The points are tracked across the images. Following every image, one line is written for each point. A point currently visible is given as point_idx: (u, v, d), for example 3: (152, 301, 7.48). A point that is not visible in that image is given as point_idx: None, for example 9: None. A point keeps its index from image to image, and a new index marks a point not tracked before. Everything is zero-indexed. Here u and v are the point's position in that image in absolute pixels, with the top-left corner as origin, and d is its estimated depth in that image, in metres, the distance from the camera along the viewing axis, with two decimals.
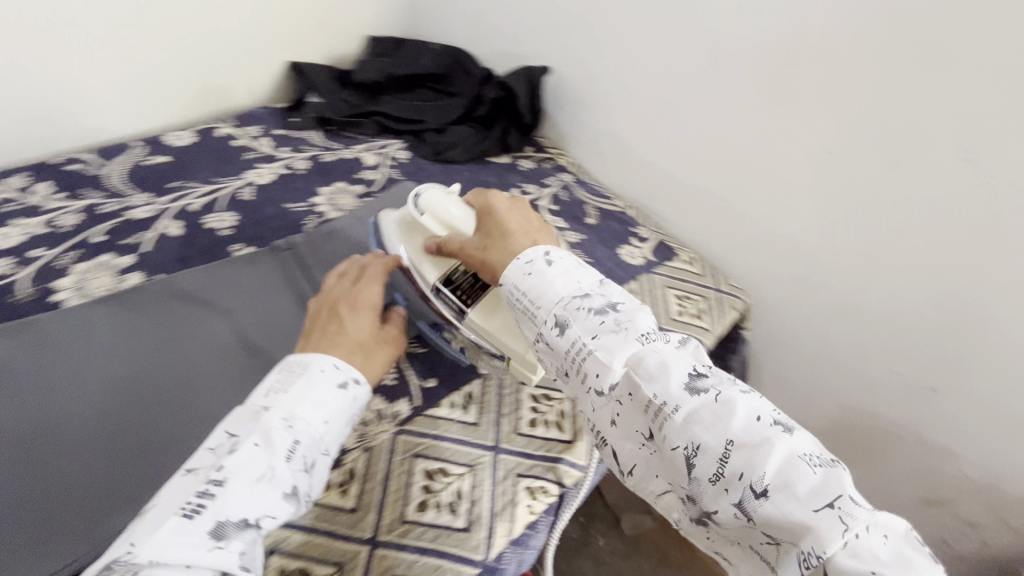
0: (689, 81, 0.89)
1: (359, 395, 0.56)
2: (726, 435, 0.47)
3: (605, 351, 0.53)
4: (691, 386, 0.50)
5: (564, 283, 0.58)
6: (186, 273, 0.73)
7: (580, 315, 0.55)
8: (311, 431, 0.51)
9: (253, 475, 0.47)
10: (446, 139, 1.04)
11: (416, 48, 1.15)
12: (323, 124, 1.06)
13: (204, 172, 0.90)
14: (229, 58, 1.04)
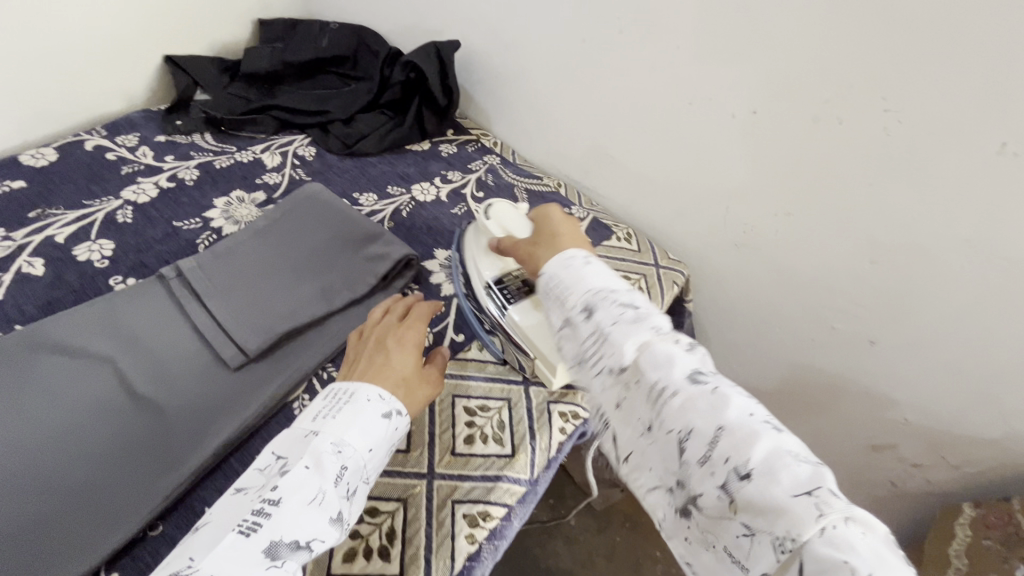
0: (605, 46, 0.83)
1: (399, 426, 0.53)
2: (719, 422, 0.43)
3: (618, 337, 0.49)
4: (692, 374, 0.46)
5: (602, 279, 0.53)
6: (54, 318, 0.62)
7: (607, 306, 0.51)
8: (359, 457, 0.48)
9: (304, 494, 0.43)
10: (356, 129, 0.95)
11: (311, 29, 1.04)
12: (214, 125, 0.94)
13: (71, 195, 0.78)
14: (89, 57, 0.90)
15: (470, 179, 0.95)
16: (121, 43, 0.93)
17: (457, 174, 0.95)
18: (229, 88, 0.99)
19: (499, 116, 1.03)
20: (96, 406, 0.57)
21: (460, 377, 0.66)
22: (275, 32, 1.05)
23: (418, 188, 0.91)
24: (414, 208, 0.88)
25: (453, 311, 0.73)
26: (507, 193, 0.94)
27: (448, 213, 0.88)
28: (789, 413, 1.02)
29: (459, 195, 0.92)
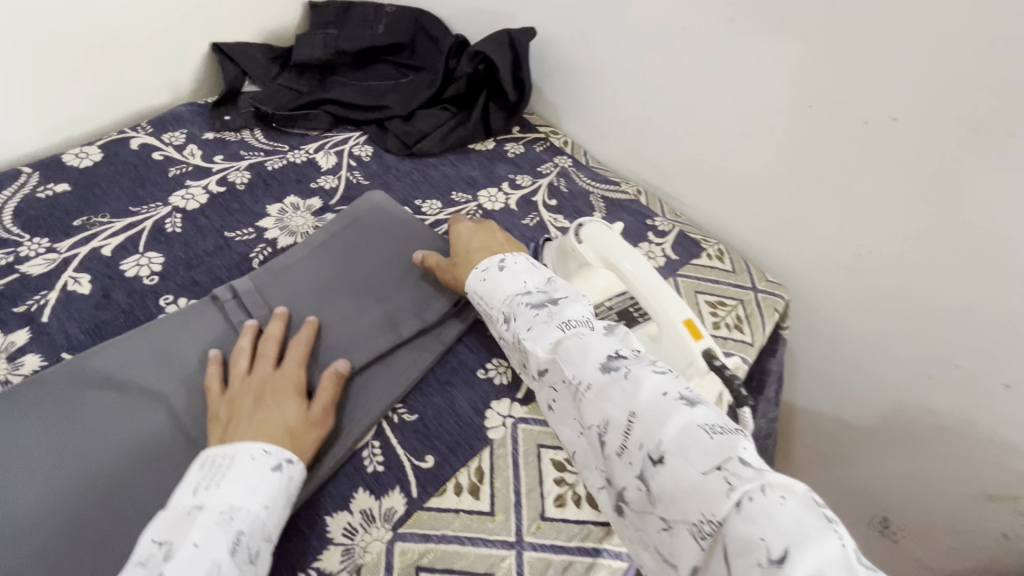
0: (706, 38, 0.72)
1: (297, 474, 0.48)
2: (630, 407, 0.41)
3: (530, 339, 0.50)
4: (603, 364, 0.44)
5: (515, 284, 0.55)
6: (101, 348, 0.56)
7: (521, 311, 0.52)
8: (255, 517, 0.43)
9: (195, 575, 0.39)
10: (417, 127, 0.87)
11: (367, 13, 0.95)
12: (264, 120, 0.87)
13: (117, 200, 0.72)
14: (135, 46, 0.84)
15: (541, 184, 0.86)
16: (167, 29, 0.86)
17: (527, 179, 0.86)
18: (279, 79, 0.91)
19: (571, 112, 0.93)
20: (148, 453, 0.51)
21: (545, 423, 0.58)
22: (327, 15, 0.96)
23: (485, 195, 0.82)
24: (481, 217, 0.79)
25: None
26: (582, 201, 0.84)
27: (519, 224, 0.79)
28: (887, 453, 0.90)
29: (530, 203, 0.83)
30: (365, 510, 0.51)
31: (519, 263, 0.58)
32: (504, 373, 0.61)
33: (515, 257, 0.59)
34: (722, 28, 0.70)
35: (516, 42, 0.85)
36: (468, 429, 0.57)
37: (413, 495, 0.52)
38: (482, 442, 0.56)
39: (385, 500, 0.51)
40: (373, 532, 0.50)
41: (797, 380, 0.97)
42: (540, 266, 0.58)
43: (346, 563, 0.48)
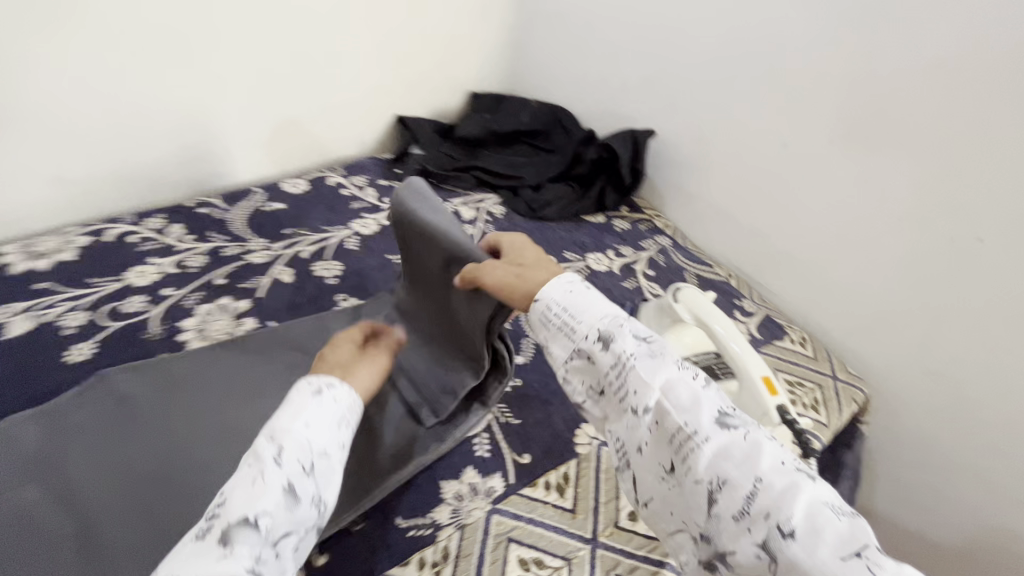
0: (812, 153, 0.85)
1: (341, 399, 0.51)
2: (756, 473, 0.41)
3: (640, 375, 0.47)
4: (722, 421, 0.44)
5: (608, 306, 0.52)
6: (296, 322, 0.75)
7: (622, 336, 0.49)
8: (295, 436, 0.46)
9: (244, 484, 0.43)
10: (544, 196, 1.05)
11: (516, 105, 1.18)
12: (424, 175, 1.09)
13: (316, 220, 0.95)
14: (347, 112, 1.10)
15: (641, 256, 0.99)
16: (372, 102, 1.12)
17: (629, 250, 1.00)
18: (440, 146, 1.14)
19: (674, 200, 1.07)
20: None
21: None
22: (483, 104, 1.22)
23: (592, 257, 0.97)
24: (588, 275, 0.93)
25: None
26: (677, 276, 0.96)
27: (619, 285, 0.92)
28: None
29: (630, 270, 0.96)
30: (472, 482, 0.62)
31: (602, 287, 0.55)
32: None
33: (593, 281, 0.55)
34: (823, 147, 0.83)
35: (638, 140, 1.03)
36: (562, 440, 0.67)
37: (511, 481, 0.62)
38: (571, 453, 0.66)
39: (488, 479, 0.62)
40: (476, 502, 0.60)
41: (874, 487, 0.95)
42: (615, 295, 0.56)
43: (453, 520, 0.58)
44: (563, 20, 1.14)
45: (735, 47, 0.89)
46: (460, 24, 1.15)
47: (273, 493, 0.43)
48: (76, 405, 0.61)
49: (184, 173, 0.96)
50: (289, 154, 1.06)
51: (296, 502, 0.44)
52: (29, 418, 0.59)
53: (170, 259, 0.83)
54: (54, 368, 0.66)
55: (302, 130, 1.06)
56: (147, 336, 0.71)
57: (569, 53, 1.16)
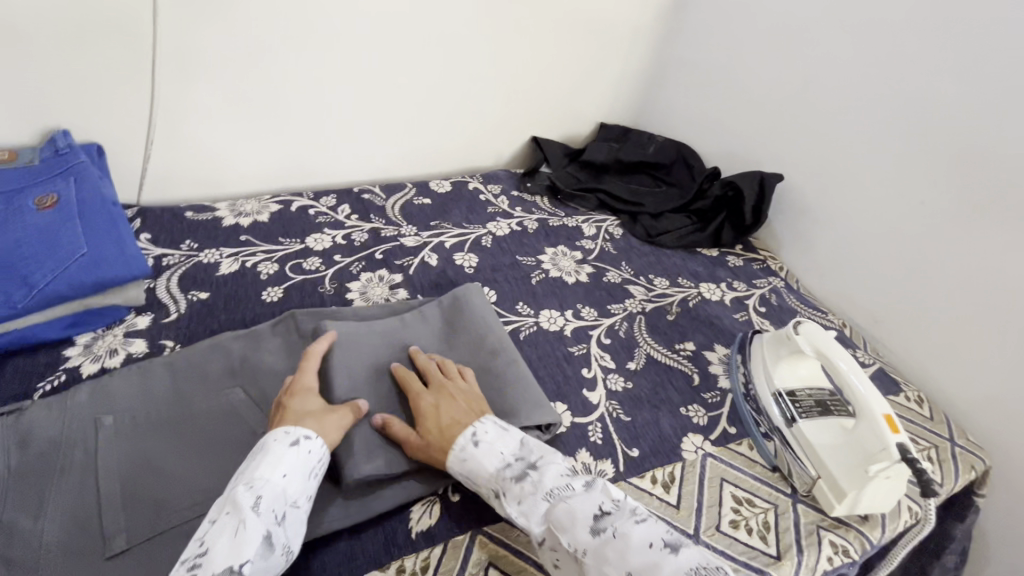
0: (959, 215, 0.85)
1: (314, 449, 0.54)
2: (626, 568, 0.46)
3: (525, 517, 0.54)
4: (592, 526, 0.50)
5: (495, 454, 0.58)
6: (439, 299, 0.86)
7: (506, 484, 0.56)
8: (273, 486, 0.49)
9: (228, 531, 0.45)
10: (662, 224, 1.11)
11: (644, 138, 1.26)
12: (552, 191, 1.19)
13: (457, 217, 1.07)
14: (492, 128, 1.23)
15: (754, 292, 1.02)
16: (515, 122, 1.24)
17: (742, 285, 1.03)
18: (568, 168, 1.24)
19: (793, 246, 1.10)
20: None
21: (729, 464, 0.71)
22: (612, 134, 1.30)
23: (705, 287, 1.01)
24: (700, 301, 0.97)
25: (728, 403, 0.79)
26: (789, 316, 0.98)
27: (730, 315, 0.95)
28: None
29: (741, 304, 0.99)
30: (586, 462, 0.68)
31: (490, 431, 0.60)
32: (701, 416, 0.76)
33: (483, 424, 0.61)
34: (976, 214, 0.83)
35: (765, 183, 1.06)
36: (669, 443, 0.72)
37: (620, 468, 0.68)
38: (676, 456, 0.71)
39: (599, 461, 0.68)
40: None
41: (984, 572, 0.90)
42: (508, 426, 0.62)
43: None
44: (703, 65, 1.21)
45: (886, 106, 0.91)
46: (604, 60, 1.25)
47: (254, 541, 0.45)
48: (273, 330, 0.74)
49: (354, 164, 1.12)
50: (437, 159, 1.20)
51: (271, 550, 0.46)
52: (241, 335, 0.73)
53: (340, 232, 0.98)
54: (255, 302, 0.81)
55: (453, 139, 1.19)
56: (322, 290, 0.85)
57: (704, 96, 1.22)
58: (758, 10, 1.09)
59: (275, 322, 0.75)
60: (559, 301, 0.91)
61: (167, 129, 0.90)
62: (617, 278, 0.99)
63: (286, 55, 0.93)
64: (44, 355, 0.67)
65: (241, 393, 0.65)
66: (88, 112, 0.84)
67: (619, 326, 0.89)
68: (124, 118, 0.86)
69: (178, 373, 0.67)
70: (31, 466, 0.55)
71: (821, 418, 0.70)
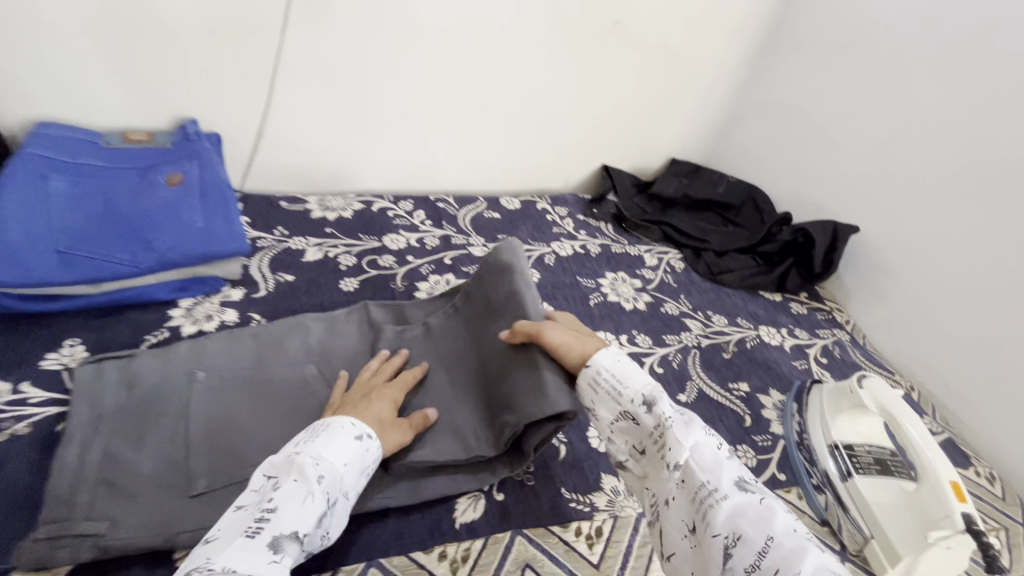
0: None
1: (368, 449, 0.56)
2: (766, 532, 0.46)
3: (674, 434, 0.54)
4: (739, 484, 0.50)
5: (649, 376, 0.60)
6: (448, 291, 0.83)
7: (664, 402, 0.56)
8: (336, 470, 0.52)
9: (294, 499, 0.48)
10: (726, 263, 1.11)
11: (715, 177, 1.27)
12: (616, 219, 1.21)
13: (524, 234, 1.11)
14: (566, 155, 1.27)
15: (816, 342, 0.99)
16: (588, 150, 1.28)
17: (804, 333, 1.01)
18: (635, 198, 1.26)
19: (861, 300, 1.07)
20: None
21: None
22: (682, 169, 1.31)
23: (764, 330, 1.00)
24: (758, 343, 0.96)
25: (779, 448, 0.77)
26: (852, 370, 0.95)
27: (789, 362, 0.94)
28: None
29: (802, 352, 0.97)
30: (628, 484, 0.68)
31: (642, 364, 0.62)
32: (750, 458, 0.75)
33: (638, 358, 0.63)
34: None
35: (839, 234, 1.04)
36: None
37: None
38: None
39: None
40: (629, 501, 0.66)
41: None
42: None
43: (608, 507, 0.65)
44: (784, 111, 1.21)
45: (979, 169, 0.88)
46: (682, 98, 1.27)
47: (312, 513, 0.48)
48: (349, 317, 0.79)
49: (433, 174, 1.19)
50: (509, 176, 1.25)
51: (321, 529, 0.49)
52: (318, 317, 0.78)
53: (414, 236, 1.04)
54: (333, 289, 0.87)
55: (527, 159, 1.24)
56: (394, 286, 0.91)
57: (783, 141, 1.22)
58: (849, 61, 1.08)
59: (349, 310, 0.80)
60: (616, 325, 0.93)
61: (275, 127, 1.00)
62: (674, 310, 1.00)
63: (383, 69, 1.00)
64: (152, 312, 0.76)
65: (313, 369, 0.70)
66: (213, 105, 0.94)
67: (673, 357, 0.89)
68: (242, 116, 0.97)
69: (262, 343, 0.73)
70: (131, 407, 0.61)
71: (879, 477, 0.69)
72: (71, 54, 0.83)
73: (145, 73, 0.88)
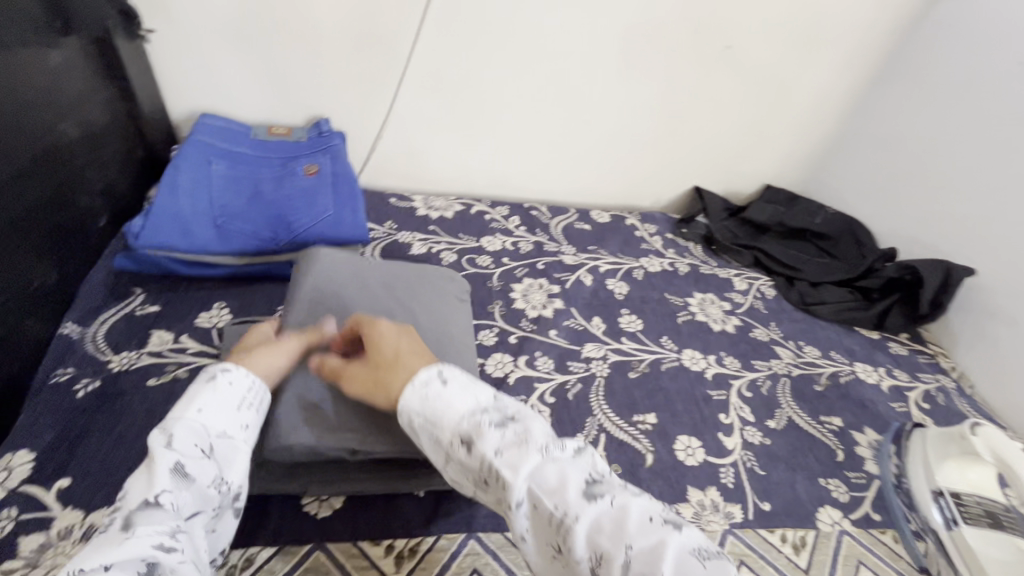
0: None
1: (237, 382, 0.53)
2: (625, 542, 0.40)
3: (505, 466, 0.45)
4: (585, 491, 0.43)
5: (462, 395, 0.50)
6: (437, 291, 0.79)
7: (482, 430, 0.47)
8: (188, 424, 0.48)
9: (143, 478, 0.44)
10: (821, 295, 1.08)
11: (813, 206, 1.24)
12: (706, 241, 1.21)
13: (614, 247, 1.14)
14: (659, 175, 1.29)
15: (917, 386, 0.95)
16: (681, 171, 1.29)
17: (904, 374, 0.97)
18: (727, 221, 1.25)
19: (971, 347, 1.01)
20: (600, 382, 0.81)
21: (870, 549, 0.67)
22: (778, 197, 1.29)
23: (860, 367, 0.96)
24: (853, 379, 0.93)
25: (874, 488, 0.75)
26: (957, 419, 0.90)
27: (886, 402, 0.90)
28: None
29: (901, 393, 0.92)
30: (714, 500, 0.69)
31: (458, 375, 0.52)
32: (842, 493, 0.73)
33: (454, 367, 0.53)
34: None
35: (953, 275, 0.99)
36: (804, 508, 0.71)
37: (750, 516, 0.68)
38: (811, 523, 0.69)
39: (728, 503, 0.69)
40: (714, 517, 0.67)
41: None
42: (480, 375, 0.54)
43: (694, 519, 0.66)
44: (891, 144, 1.16)
45: None
46: (784, 125, 1.25)
47: (163, 474, 0.44)
48: (442, 281, 0.81)
49: (529, 184, 1.24)
50: (601, 191, 1.29)
51: (189, 480, 0.45)
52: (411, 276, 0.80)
53: (509, 239, 1.09)
54: None
55: (618, 175, 1.26)
56: (491, 285, 0.96)
57: (890, 174, 1.17)
58: (971, 96, 1.02)
59: (446, 287, 0.81)
60: (703, 345, 0.93)
61: (392, 130, 1.09)
62: (763, 336, 0.99)
63: (491, 80, 1.06)
64: (283, 287, 0.84)
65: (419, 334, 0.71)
66: (343, 107, 1.04)
67: (763, 383, 0.88)
68: (365, 118, 1.06)
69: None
70: None
71: (988, 531, 0.67)
72: (233, 57, 0.95)
73: (289, 77, 0.99)
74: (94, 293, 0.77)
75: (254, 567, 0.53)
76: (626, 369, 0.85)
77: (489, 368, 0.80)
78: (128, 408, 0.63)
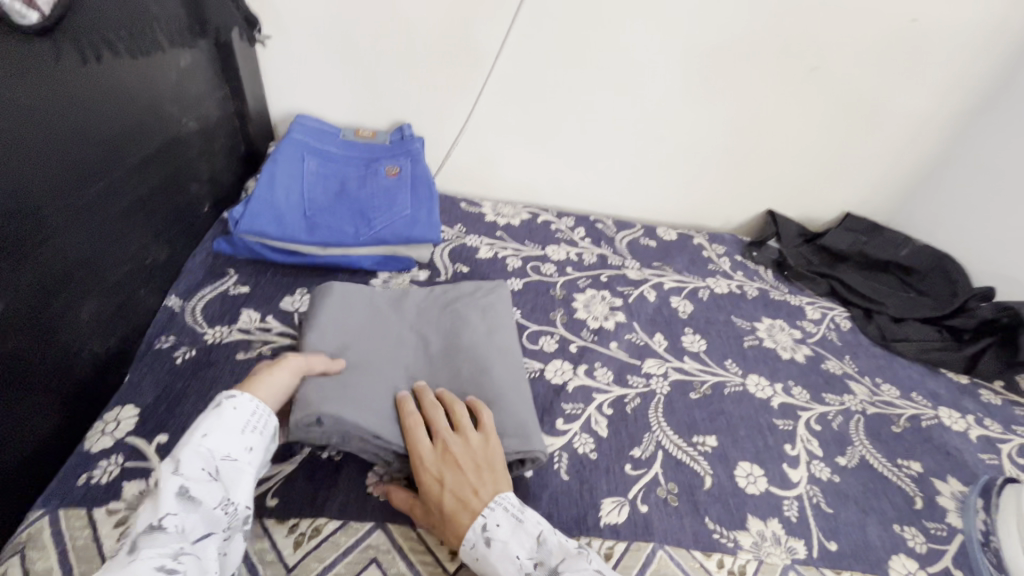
0: None
1: (241, 406, 0.54)
2: None
3: None
4: None
5: (506, 554, 0.52)
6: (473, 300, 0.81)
7: None
8: (192, 445, 0.49)
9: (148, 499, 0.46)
10: (902, 332, 1.02)
11: (899, 237, 1.16)
12: (778, 267, 1.16)
13: (680, 265, 1.12)
14: (729, 197, 1.26)
15: (1012, 439, 0.87)
16: (754, 193, 1.26)
17: (997, 425, 0.88)
18: (802, 248, 1.20)
19: None
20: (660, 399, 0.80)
21: None
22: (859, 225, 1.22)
23: (945, 412, 0.89)
24: (935, 424, 0.86)
25: (957, 542, 0.69)
26: None
27: (974, 452, 0.83)
28: None
29: (991, 444, 0.85)
30: (776, 533, 0.66)
31: (502, 524, 0.54)
32: (919, 543, 0.68)
33: (496, 517, 0.54)
34: None
35: None
36: (875, 553, 0.66)
37: (815, 553, 0.65)
38: (882, 570, 0.65)
39: (791, 537, 0.66)
40: (774, 550, 0.64)
41: None
42: (519, 514, 0.55)
43: (754, 550, 0.64)
44: (993, 177, 1.08)
45: None
46: (870, 152, 1.19)
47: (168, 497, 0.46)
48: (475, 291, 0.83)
49: (595, 197, 1.25)
50: (669, 209, 1.28)
51: (194, 502, 0.47)
52: (453, 286, 0.84)
53: (574, 250, 1.10)
54: None
55: (687, 193, 1.25)
56: (554, 293, 0.97)
57: (989, 209, 1.09)
58: None
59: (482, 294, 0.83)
60: (769, 371, 0.90)
61: (468, 137, 1.13)
62: (837, 368, 0.94)
63: (567, 96, 1.08)
64: (358, 279, 0.89)
65: (471, 340, 0.75)
66: (424, 115, 1.10)
67: (833, 418, 0.84)
68: (444, 126, 1.11)
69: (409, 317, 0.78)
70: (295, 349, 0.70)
71: None
72: (330, 65, 1.03)
73: (378, 86, 1.06)
74: (195, 270, 0.84)
75: (321, 537, 0.56)
76: (687, 389, 0.83)
77: (548, 374, 0.81)
78: (218, 377, 0.69)
